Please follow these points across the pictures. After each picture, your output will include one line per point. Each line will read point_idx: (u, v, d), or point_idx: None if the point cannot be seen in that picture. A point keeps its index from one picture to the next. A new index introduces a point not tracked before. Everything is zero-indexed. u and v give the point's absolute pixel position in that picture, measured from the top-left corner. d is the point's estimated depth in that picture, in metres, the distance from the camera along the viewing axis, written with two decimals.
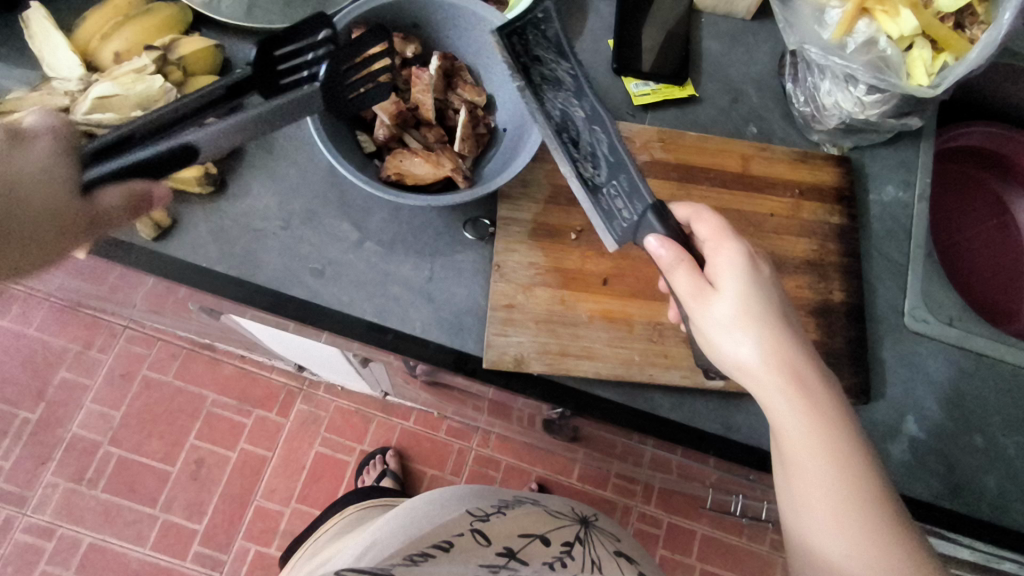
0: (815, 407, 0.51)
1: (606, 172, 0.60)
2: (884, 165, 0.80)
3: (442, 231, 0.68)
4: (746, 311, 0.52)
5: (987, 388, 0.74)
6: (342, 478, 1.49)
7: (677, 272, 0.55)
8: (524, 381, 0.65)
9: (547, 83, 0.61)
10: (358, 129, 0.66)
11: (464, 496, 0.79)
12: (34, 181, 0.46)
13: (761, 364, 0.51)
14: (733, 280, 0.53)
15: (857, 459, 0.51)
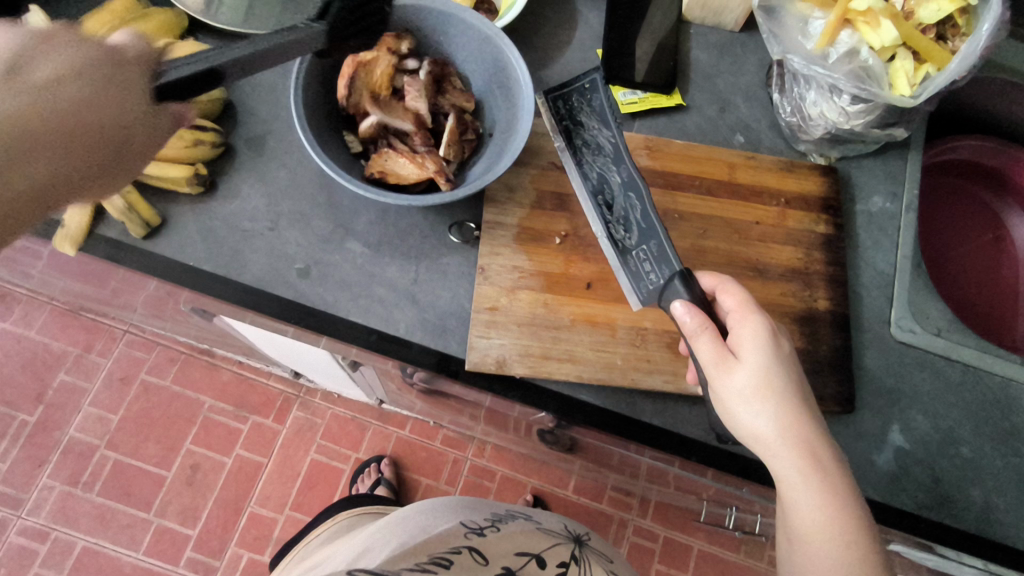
0: (831, 490, 0.51)
1: (637, 236, 0.64)
2: (871, 175, 0.80)
3: (428, 234, 0.69)
4: (766, 386, 0.52)
5: (974, 400, 0.74)
6: (336, 486, 1.49)
7: (700, 339, 0.56)
8: (506, 384, 0.65)
9: (588, 147, 0.67)
10: (346, 130, 0.67)
11: (456, 509, 0.78)
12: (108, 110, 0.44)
13: (777, 437, 0.52)
14: (758, 352, 0.54)
15: (866, 546, 0.51)
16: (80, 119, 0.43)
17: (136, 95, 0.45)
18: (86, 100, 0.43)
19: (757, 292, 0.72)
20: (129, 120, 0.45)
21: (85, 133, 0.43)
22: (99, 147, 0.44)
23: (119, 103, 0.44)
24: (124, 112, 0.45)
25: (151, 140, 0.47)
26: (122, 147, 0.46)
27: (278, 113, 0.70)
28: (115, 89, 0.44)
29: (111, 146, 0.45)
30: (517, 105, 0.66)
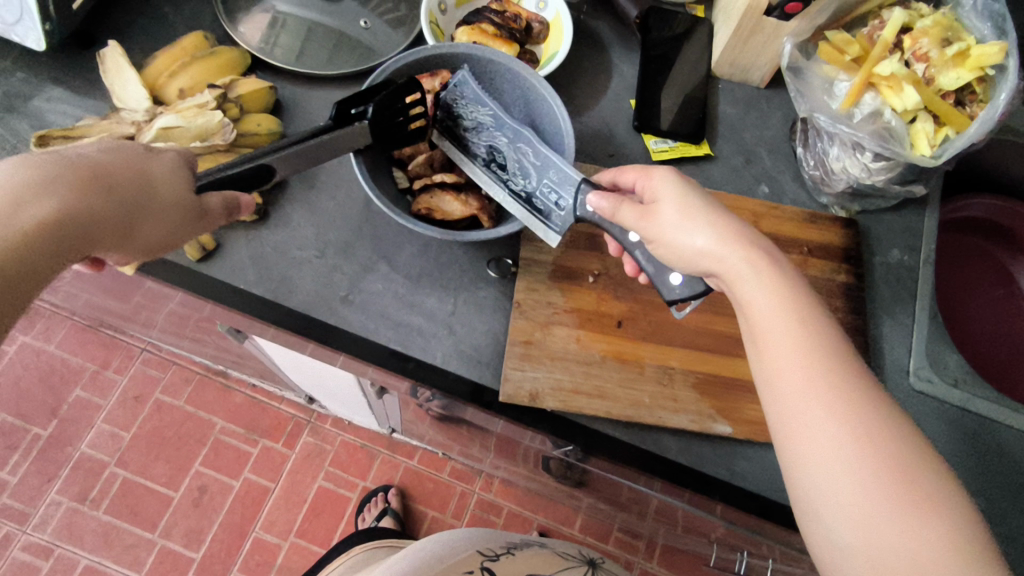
0: (770, 264, 0.53)
1: (535, 177, 0.66)
2: (890, 229, 0.84)
3: (467, 267, 0.72)
4: (687, 204, 0.56)
5: (990, 453, 0.75)
6: (343, 514, 1.48)
7: (621, 211, 0.59)
8: (536, 416, 0.68)
9: (472, 128, 0.68)
10: (393, 167, 0.70)
11: (474, 535, 0.81)
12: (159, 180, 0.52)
13: (745, 269, 0.53)
14: (671, 180, 0.58)
15: (845, 352, 0.50)
16: (117, 182, 0.50)
17: (177, 176, 0.53)
18: (122, 171, 0.50)
19: None
20: (160, 194, 0.52)
21: (120, 194, 0.49)
22: (128, 211, 0.50)
23: (154, 172, 0.52)
24: (152, 184, 0.51)
25: (184, 215, 0.53)
26: (150, 216, 0.51)
27: None
28: (151, 165, 0.52)
29: (137, 209, 0.50)
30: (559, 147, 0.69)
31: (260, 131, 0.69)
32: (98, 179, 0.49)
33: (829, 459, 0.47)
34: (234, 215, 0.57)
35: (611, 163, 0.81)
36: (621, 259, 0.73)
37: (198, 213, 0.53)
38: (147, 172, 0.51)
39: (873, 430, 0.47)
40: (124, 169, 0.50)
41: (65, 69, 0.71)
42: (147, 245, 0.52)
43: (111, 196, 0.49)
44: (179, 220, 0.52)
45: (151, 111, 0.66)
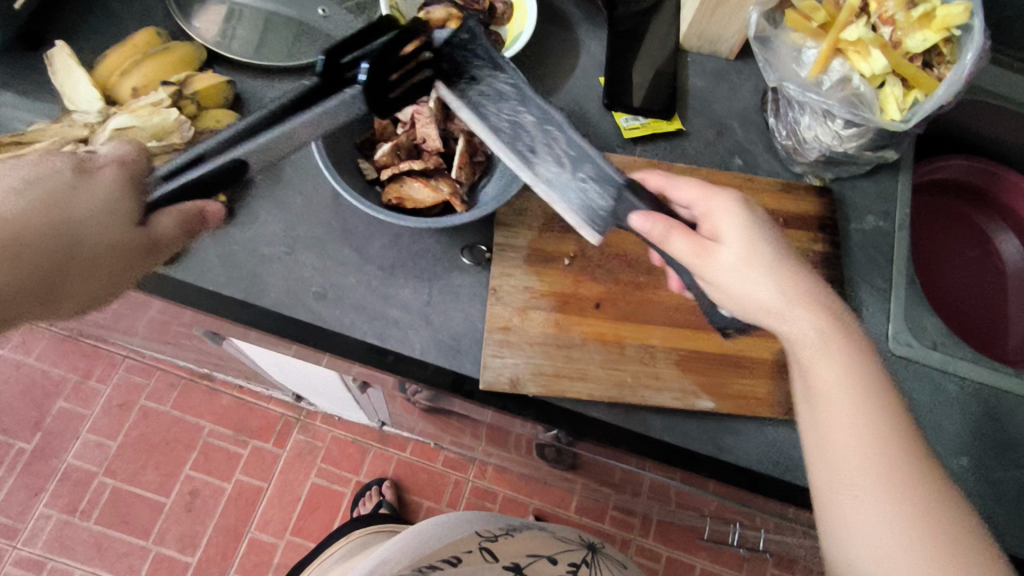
0: (848, 335, 0.54)
1: (570, 166, 0.63)
2: (864, 196, 0.84)
3: (441, 256, 0.71)
4: (752, 252, 0.55)
5: (970, 412, 0.76)
6: (337, 509, 1.48)
7: (673, 238, 0.56)
8: (519, 403, 0.67)
9: (487, 96, 0.63)
10: (360, 158, 0.69)
11: (472, 520, 0.80)
12: (87, 218, 0.49)
13: (814, 333, 0.53)
14: (736, 222, 0.57)
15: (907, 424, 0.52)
16: (44, 228, 0.47)
17: (117, 211, 0.51)
18: (38, 217, 0.47)
19: None
20: (98, 234, 0.49)
21: (48, 241, 0.47)
22: (64, 261, 0.48)
23: (78, 213, 0.49)
24: (86, 226, 0.49)
25: (129, 255, 0.51)
26: (88, 261, 0.49)
27: None
28: (75, 205, 0.49)
29: (74, 255, 0.48)
30: None
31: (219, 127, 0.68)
32: (20, 232, 0.46)
33: (877, 534, 0.48)
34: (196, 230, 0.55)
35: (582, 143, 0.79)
36: (597, 240, 0.72)
37: (148, 248, 0.52)
38: (64, 214, 0.48)
39: (923, 502, 0.48)
40: (56, 216, 0.48)
41: (11, 71, 0.68)
42: (93, 292, 0.50)
43: (42, 245, 0.47)
44: (122, 260, 0.51)
45: (104, 112, 0.64)
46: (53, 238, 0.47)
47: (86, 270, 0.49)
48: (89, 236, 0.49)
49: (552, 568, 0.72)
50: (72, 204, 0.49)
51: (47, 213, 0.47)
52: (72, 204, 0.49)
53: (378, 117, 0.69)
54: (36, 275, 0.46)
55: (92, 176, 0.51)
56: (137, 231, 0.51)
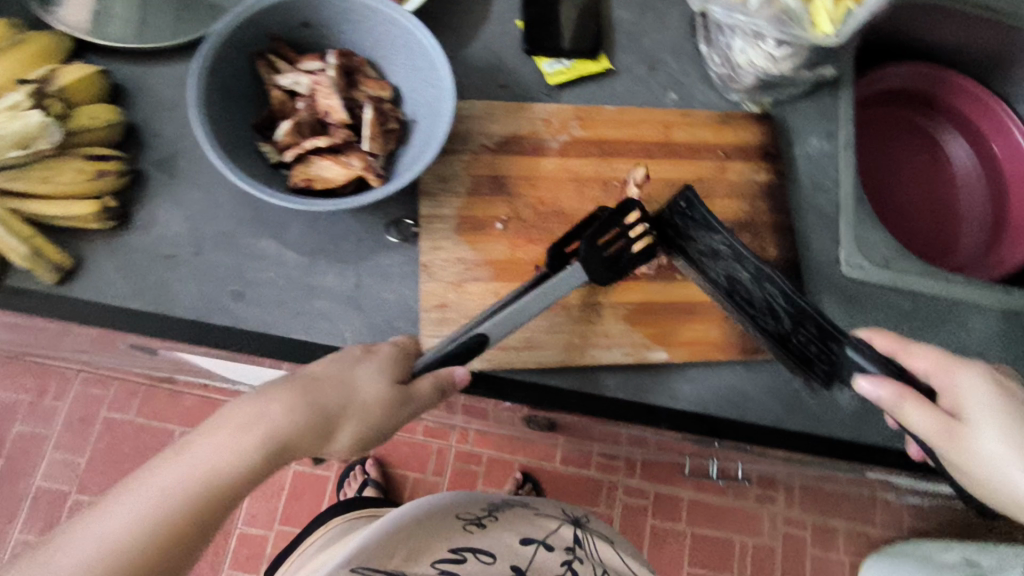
0: (1017, 434, 0.50)
1: (789, 321, 0.61)
2: (805, 118, 0.80)
3: (363, 236, 0.66)
4: (1010, 430, 0.50)
5: (926, 327, 0.75)
6: (323, 493, 1.47)
7: (906, 408, 0.52)
8: (466, 380, 0.64)
9: (704, 254, 0.65)
10: (260, 140, 0.63)
11: (450, 500, 0.71)
12: (370, 392, 0.49)
13: (988, 392, 0.52)
14: (986, 398, 0.52)
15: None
16: (329, 411, 0.47)
17: (378, 376, 0.50)
18: (326, 391, 0.47)
19: None
20: (373, 395, 0.49)
21: (333, 407, 0.47)
22: (348, 413, 0.48)
23: (348, 382, 0.49)
24: (353, 390, 0.48)
25: (397, 399, 0.50)
26: (370, 416, 0.48)
27: (186, 130, 0.66)
28: (347, 376, 0.49)
29: (349, 425, 0.47)
30: (436, 85, 0.63)
31: (97, 125, 0.61)
32: (297, 419, 0.45)
33: None
34: (445, 400, 0.53)
35: (504, 95, 0.73)
36: (528, 198, 0.68)
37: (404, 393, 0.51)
38: (344, 385, 0.48)
39: None
40: (309, 382, 0.47)
41: None
42: (368, 441, 0.49)
43: (319, 416, 0.46)
44: (382, 414, 0.49)
45: None
46: (332, 402, 0.47)
47: (365, 426, 0.48)
48: (359, 403, 0.48)
49: (552, 557, 0.65)
50: (349, 380, 0.49)
51: (330, 386, 0.48)
52: (350, 380, 0.49)
53: (273, 92, 0.63)
54: (304, 438, 0.45)
55: (378, 357, 0.52)
56: (400, 392, 0.50)
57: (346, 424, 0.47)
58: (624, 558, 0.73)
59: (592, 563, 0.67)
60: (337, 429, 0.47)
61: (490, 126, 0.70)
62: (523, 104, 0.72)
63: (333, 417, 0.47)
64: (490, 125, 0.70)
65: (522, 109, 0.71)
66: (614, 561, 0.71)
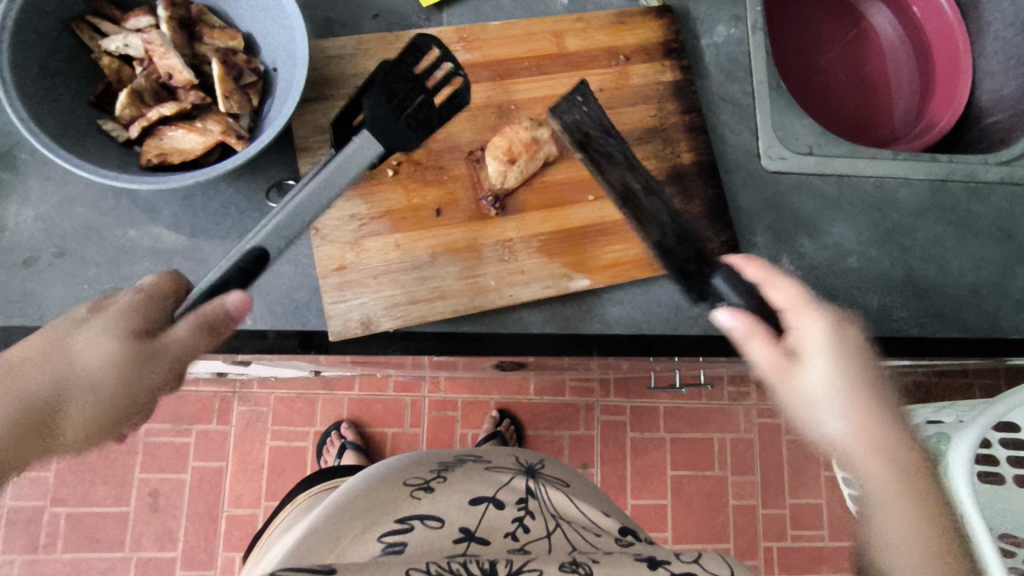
0: (848, 376, 0.45)
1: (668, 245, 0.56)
2: (709, 4, 0.74)
3: (245, 207, 0.60)
4: (844, 376, 0.45)
5: (858, 207, 0.73)
6: (305, 464, 1.35)
7: (754, 342, 0.48)
8: (382, 341, 0.60)
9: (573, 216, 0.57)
10: (100, 118, 0.56)
11: (398, 468, 0.70)
12: (88, 369, 0.41)
13: (828, 336, 0.46)
14: (828, 343, 0.45)
15: (915, 438, 0.45)
16: (34, 392, 0.40)
17: (86, 332, 0.42)
18: (21, 379, 0.40)
19: None
20: (85, 350, 0.41)
21: (26, 390, 0.40)
22: (51, 380, 0.40)
23: (67, 358, 0.41)
24: (40, 358, 0.41)
25: (115, 350, 0.41)
26: (76, 375, 0.41)
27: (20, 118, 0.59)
28: (56, 353, 0.41)
29: (64, 397, 0.40)
30: (286, 25, 0.56)
31: None
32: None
33: None
34: (218, 336, 0.45)
35: (376, 27, 0.66)
36: None
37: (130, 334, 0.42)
38: (57, 370, 0.41)
39: None
40: (2, 376, 0.40)
41: None
42: (91, 407, 0.41)
43: (13, 402, 0.39)
44: (98, 367, 0.41)
45: None
46: (16, 385, 0.40)
47: (96, 404, 0.41)
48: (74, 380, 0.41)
49: (503, 515, 0.63)
50: (58, 356, 0.41)
51: (30, 370, 0.40)
52: (57, 355, 0.41)
53: (104, 60, 0.56)
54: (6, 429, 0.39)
55: (91, 323, 0.42)
56: (145, 352, 0.42)
57: (55, 400, 0.40)
58: (581, 506, 0.69)
59: (546, 516, 0.65)
60: (77, 406, 0.41)
61: (364, 64, 0.63)
62: (397, 33, 0.64)
63: (63, 397, 0.41)
64: (364, 62, 0.63)
65: (398, 38, 0.64)
66: (569, 509, 0.67)
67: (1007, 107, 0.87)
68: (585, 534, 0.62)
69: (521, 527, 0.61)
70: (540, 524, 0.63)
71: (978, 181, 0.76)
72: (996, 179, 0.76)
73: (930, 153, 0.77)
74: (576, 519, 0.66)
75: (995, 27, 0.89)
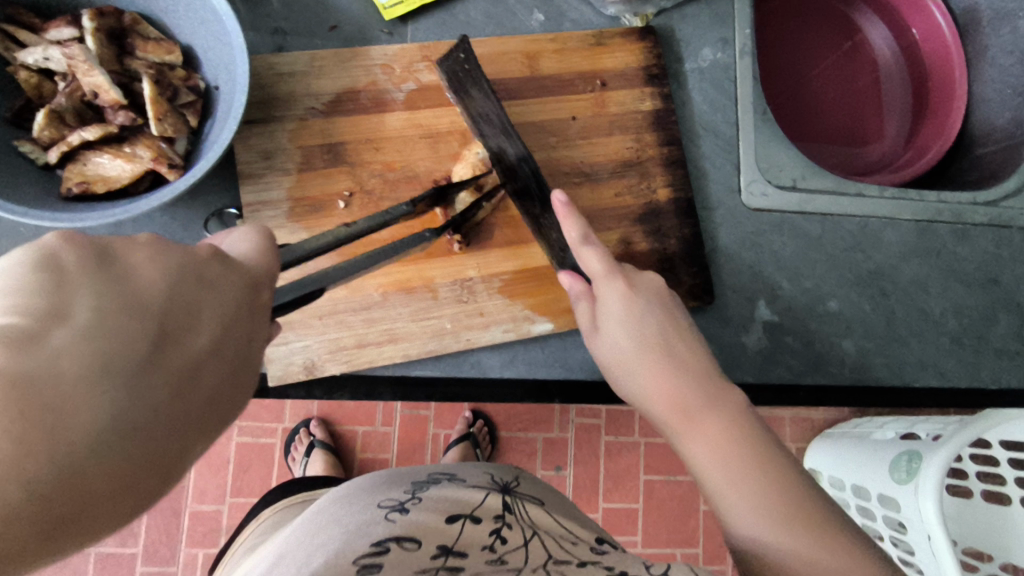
0: (631, 325, 0.52)
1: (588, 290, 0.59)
2: (696, 24, 0.69)
3: (179, 237, 0.55)
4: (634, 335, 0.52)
5: (846, 248, 0.70)
6: (273, 462, 1.24)
7: (580, 305, 0.55)
8: (327, 386, 0.57)
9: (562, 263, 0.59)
10: (16, 139, 0.50)
11: (365, 490, 0.56)
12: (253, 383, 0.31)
13: (621, 306, 0.53)
14: (615, 300, 0.53)
15: (715, 382, 0.49)
16: (217, 402, 0.28)
17: (226, 307, 0.30)
18: (209, 381, 0.27)
19: (590, 201, 0.63)
20: (232, 332, 0.29)
21: (185, 387, 0.26)
22: (212, 374, 0.28)
23: (250, 366, 0.30)
24: (196, 338, 0.28)
25: (253, 331, 0.31)
26: (234, 365, 0.29)
27: None
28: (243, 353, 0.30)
29: (226, 396, 0.28)
30: (227, 42, 0.51)
31: None
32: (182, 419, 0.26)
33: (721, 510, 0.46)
34: None
35: (333, 39, 0.61)
36: (374, 166, 0.58)
37: (250, 310, 0.31)
38: (241, 379, 0.29)
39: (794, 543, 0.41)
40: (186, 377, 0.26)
41: None
42: (236, 408, 0.29)
43: (177, 405, 0.26)
44: (245, 348, 0.30)
45: None
46: (174, 378, 0.26)
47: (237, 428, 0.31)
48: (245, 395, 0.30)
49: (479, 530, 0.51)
50: (243, 355, 0.30)
51: (217, 370, 0.28)
52: (243, 355, 0.30)
53: (20, 73, 0.50)
54: (170, 437, 0.25)
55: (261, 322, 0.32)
56: None
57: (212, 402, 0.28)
58: (560, 518, 0.59)
59: (523, 526, 0.53)
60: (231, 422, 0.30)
61: (317, 82, 0.58)
62: (355, 49, 0.59)
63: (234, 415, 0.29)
64: (318, 80, 0.58)
65: (355, 54, 0.59)
66: (547, 520, 0.57)
67: (998, 138, 0.83)
68: (560, 541, 0.52)
69: (498, 539, 0.50)
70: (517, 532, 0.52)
71: (965, 223, 0.72)
72: (984, 222, 0.72)
73: (918, 189, 0.74)
74: (556, 531, 0.55)
75: (993, 54, 0.83)
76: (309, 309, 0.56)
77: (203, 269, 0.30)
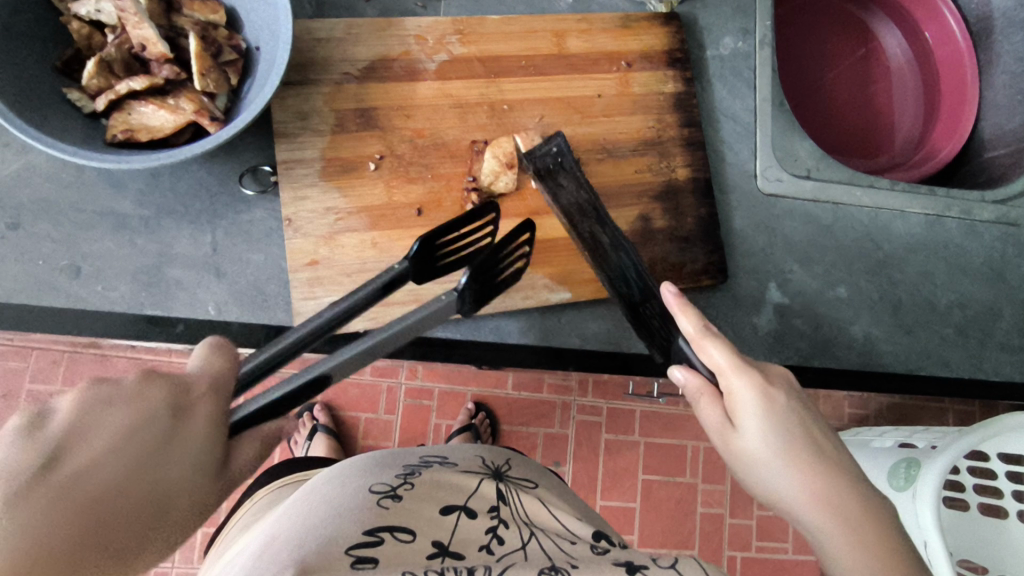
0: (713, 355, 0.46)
1: (638, 292, 0.56)
2: (719, 14, 0.71)
3: (216, 191, 0.58)
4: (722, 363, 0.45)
5: (858, 238, 0.72)
6: (275, 444, 1.12)
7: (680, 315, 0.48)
8: (349, 342, 0.59)
9: (598, 253, 0.56)
10: (66, 87, 0.52)
11: (354, 470, 0.52)
12: (179, 484, 0.30)
13: (758, 402, 0.43)
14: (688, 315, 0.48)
15: (877, 494, 0.41)
16: (123, 512, 0.27)
17: (138, 420, 0.30)
18: (113, 495, 0.27)
19: (611, 177, 0.65)
20: (142, 439, 0.29)
21: (75, 501, 0.26)
22: (125, 478, 0.28)
23: (164, 473, 0.30)
24: (85, 459, 0.27)
25: (169, 438, 0.30)
26: (140, 471, 0.29)
27: None
28: (155, 464, 0.29)
29: (121, 508, 0.27)
30: (271, 4, 0.53)
31: None
32: (73, 537, 0.25)
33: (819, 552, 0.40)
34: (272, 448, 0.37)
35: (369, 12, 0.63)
36: (404, 132, 0.60)
37: (176, 415, 0.31)
38: (152, 485, 0.29)
39: None
40: (84, 497, 0.26)
41: None
42: (154, 515, 0.29)
43: (72, 509, 0.26)
44: (155, 456, 0.30)
45: None
46: (58, 497, 0.25)
47: (169, 532, 0.30)
48: (158, 499, 0.29)
49: (475, 526, 0.49)
50: (155, 468, 0.29)
51: (114, 481, 0.28)
52: (154, 467, 0.29)
53: (72, 25, 0.52)
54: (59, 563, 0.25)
55: (189, 422, 0.32)
56: (218, 483, 0.33)
57: (112, 510, 0.27)
58: (557, 509, 0.55)
59: (520, 524, 0.50)
60: (151, 531, 0.29)
61: (353, 49, 0.60)
62: (390, 19, 0.61)
63: (155, 521, 0.29)
64: (353, 48, 0.60)
65: (390, 24, 0.61)
66: (545, 516, 0.53)
67: (1008, 142, 0.85)
68: (559, 541, 0.49)
69: (495, 539, 0.47)
70: (514, 531, 0.49)
71: (973, 219, 0.74)
72: (991, 218, 0.74)
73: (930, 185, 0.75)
74: (554, 529, 0.51)
75: (1005, 60, 0.86)
76: (339, 266, 0.57)
77: (123, 389, 0.30)
